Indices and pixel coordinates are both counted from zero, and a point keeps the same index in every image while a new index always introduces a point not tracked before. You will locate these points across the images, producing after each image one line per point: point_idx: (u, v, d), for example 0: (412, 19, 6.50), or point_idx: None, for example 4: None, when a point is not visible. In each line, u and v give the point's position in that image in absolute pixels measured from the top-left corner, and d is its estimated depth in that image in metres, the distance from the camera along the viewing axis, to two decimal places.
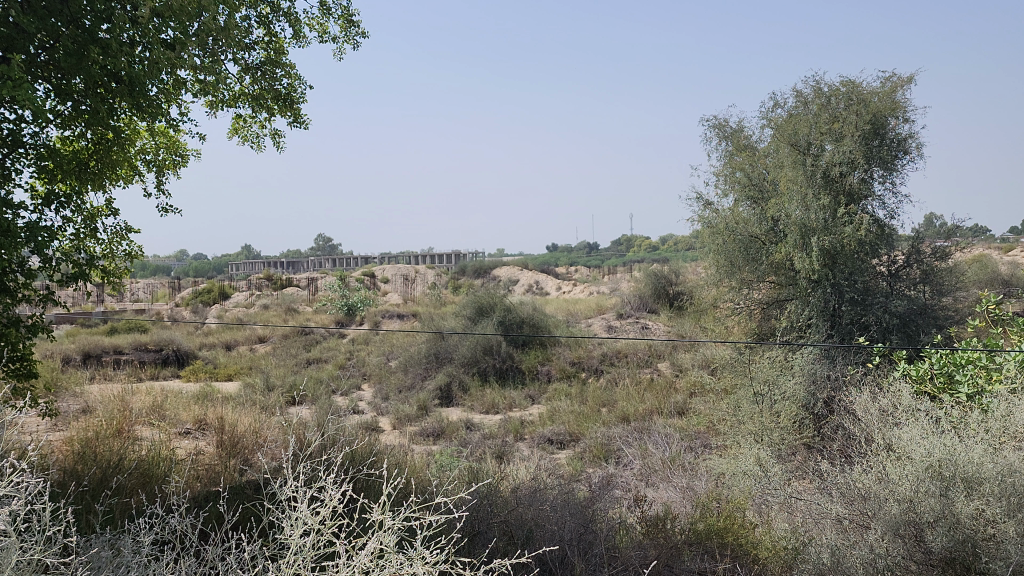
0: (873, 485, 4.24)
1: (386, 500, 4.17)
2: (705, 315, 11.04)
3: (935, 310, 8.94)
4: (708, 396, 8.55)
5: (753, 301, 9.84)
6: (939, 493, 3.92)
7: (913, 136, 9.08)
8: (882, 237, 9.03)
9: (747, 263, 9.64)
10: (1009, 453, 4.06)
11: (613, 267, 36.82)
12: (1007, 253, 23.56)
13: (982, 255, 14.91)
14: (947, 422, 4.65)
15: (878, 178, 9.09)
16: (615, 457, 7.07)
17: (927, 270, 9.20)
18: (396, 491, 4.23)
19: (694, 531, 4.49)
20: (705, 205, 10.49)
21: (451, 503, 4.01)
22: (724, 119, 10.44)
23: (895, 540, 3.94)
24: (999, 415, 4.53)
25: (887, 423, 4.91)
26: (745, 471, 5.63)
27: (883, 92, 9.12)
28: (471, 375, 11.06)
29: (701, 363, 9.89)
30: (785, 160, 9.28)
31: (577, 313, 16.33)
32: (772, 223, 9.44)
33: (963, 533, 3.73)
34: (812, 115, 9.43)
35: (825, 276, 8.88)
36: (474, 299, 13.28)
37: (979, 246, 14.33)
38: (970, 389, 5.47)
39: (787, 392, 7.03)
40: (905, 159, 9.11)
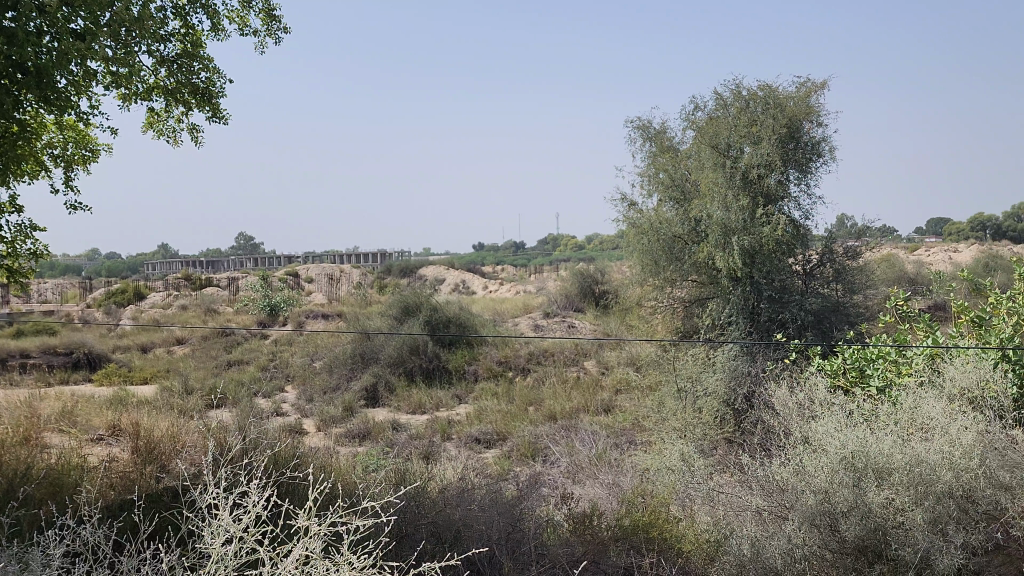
0: (790, 478, 4.36)
1: (311, 505, 4.10)
2: (630, 313, 11.20)
3: (848, 308, 9.29)
4: (633, 393, 8.68)
5: (676, 300, 10.05)
6: (852, 484, 4.06)
7: (826, 139, 9.41)
8: (798, 237, 9.33)
9: (670, 263, 9.82)
10: (917, 443, 4.23)
11: (538, 266, 37.00)
12: (911, 253, 24.64)
13: (891, 254, 15.59)
14: (860, 414, 4.85)
15: (794, 180, 9.39)
16: (542, 455, 7.11)
17: (840, 269, 9.56)
18: (321, 496, 4.14)
19: (621, 527, 4.56)
20: (629, 206, 10.63)
21: (379, 506, 3.98)
22: (647, 120, 10.62)
23: (811, 530, 4.07)
24: (908, 407, 4.74)
25: (805, 416, 5.09)
26: (669, 466, 5.74)
27: (798, 96, 9.44)
28: (397, 375, 10.97)
29: (626, 361, 10.04)
30: (706, 163, 9.50)
31: (504, 313, 16.34)
32: (693, 223, 9.64)
33: (874, 521, 3.91)
34: (732, 118, 9.66)
35: (744, 275, 9.12)
36: (399, 299, 13.17)
37: (889, 246, 14.90)
38: (881, 382, 5.72)
39: (709, 388, 7.19)
40: (818, 162, 9.43)
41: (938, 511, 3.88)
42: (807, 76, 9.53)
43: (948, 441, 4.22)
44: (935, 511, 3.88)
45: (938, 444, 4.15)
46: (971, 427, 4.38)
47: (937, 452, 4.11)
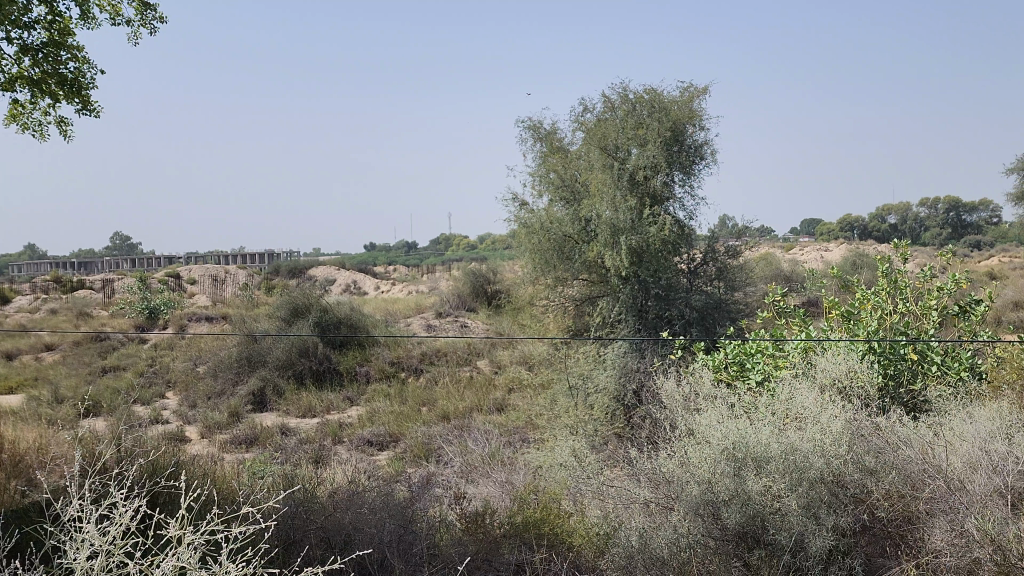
0: (676, 470, 4.50)
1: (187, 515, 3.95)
2: (522, 312, 11.30)
3: (729, 305, 9.68)
4: (526, 391, 8.76)
5: (567, 298, 10.22)
6: (733, 474, 4.24)
7: (708, 142, 9.79)
8: (683, 237, 9.65)
9: (561, 262, 9.96)
10: (792, 433, 4.45)
11: (432, 266, 36.85)
12: (788, 251, 25.91)
13: (768, 253, 16.38)
14: (740, 406, 5.06)
15: (678, 182, 9.72)
16: (435, 455, 7.09)
17: (722, 267, 9.96)
18: (198, 505, 4.00)
19: (513, 524, 4.60)
20: (521, 206, 10.72)
21: (260, 514, 3.89)
22: (538, 121, 10.75)
23: (695, 519, 4.22)
24: (784, 399, 4.97)
25: (690, 409, 5.27)
26: (561, 462, 5.81)
27: (682, 100, 9.77)
28: (286, 379, 10.69)
29: (520, 360, 10.14)
30: (595, 163, 9.69)
31: (396, 313, 16.19)
32: (583, 223, 9.82)
33: (754, 508, 4.09)
34: (619, 121, 9.89)
35: (632, 273, 9.36)
36: (288, 300, 12.84)
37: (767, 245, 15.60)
38: (760, 375, 6.00)
39: (600, 385, 7.33)
40: (700, 164, 9.81)
41: (811, 497, 4.09)
42: (690, 81, 9.88)
43: (820, 430, 4.46)
44: (809, 497, 4.09)
45: (811, 433, 4.40)
46: (840, 416, 4.64)
47: (810, 441, 4.34)
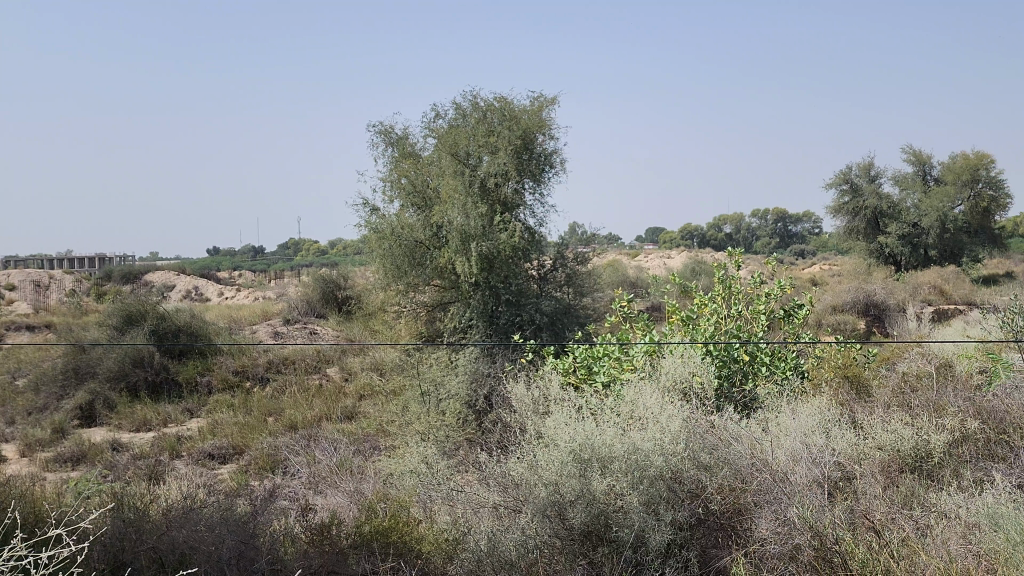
0: (524, 473, 4.55)
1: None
2: (373, 318, 11.15)
3: (577, 310, 9.98)
4: (377, 398, 8.64)
5: (419, 304, 10.20)
6: (578, 474, 4.34)
7: (557, 151, 10.06)
8: (532, 243, 9.85)
9: (412, 267, 9.92)
10: (635, 432, 4.64)
11: (280, 271, 35.68)
12: (633, 258, 26.98)
13: (612, 260, 16.94)
14: (587, 408, 5.20)
15: (529, 190, 9.97)
16: (281, 467, 6.87)
17: (571, 274, 10.23)
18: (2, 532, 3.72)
19: (359, 534, 4.55)
20: (371, 211, 10.55)
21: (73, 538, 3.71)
22: (389, 126, 10.66)
23: (543, 520, 4.29)
24: (629, 401, 5.15)
25: (539, 412, 5.38)
26: (410, 469, 5.73)
27: (531, 110, 9.99)
28: (118, 391, 10.03)
29: (371, 367, 10.01)
30: (446, 170, 9.70)
31: (240, 320, 15.55)
32: (435, 229, 9.88)
33: (597, 507, 4.23)
34: (470, 128, 9.97)
35: (483, 279, 9.44)
36: (120, 307, 12.05)
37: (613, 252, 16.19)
38: (607, 377, 6.22)
39: (452, 392, 7.12)
40: (550, 173, 10.06)
41: (651, 494, 4.26)
42: (539, 91, 10.11)
43: (659, 429, 4.67)
44: (649, 494, 4.26)
45: (652, 433, 4.57)
46: (677, 415, 4.89)
47: (650, 439, 4.53)
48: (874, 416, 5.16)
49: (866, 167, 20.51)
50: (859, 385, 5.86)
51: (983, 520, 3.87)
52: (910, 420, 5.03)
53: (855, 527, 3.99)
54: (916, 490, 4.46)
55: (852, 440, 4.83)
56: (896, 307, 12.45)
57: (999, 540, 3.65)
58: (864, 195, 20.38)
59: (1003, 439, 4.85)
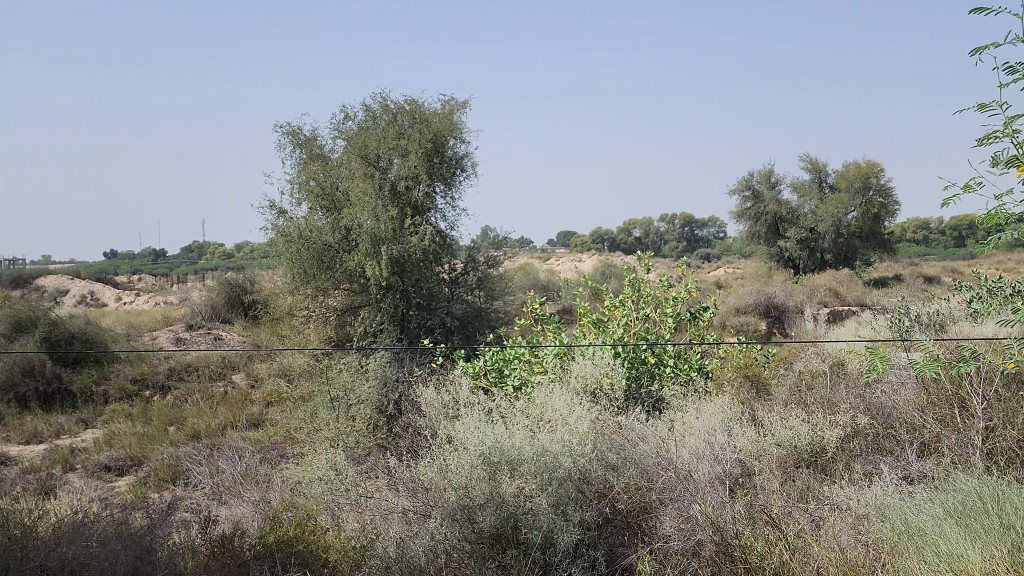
0: (434, 477, 4.53)
1: None
2: (281, 323, 10.90)
3: (488, 313, 10.13)
4: (284, 405, 8.45)
5: (328, 308, 10.03)
6: (487, 477, 4.37)
7: (468, 155, 10.08)
8: (443, 246, 9.83)
9: (321, 271, 9.76)
10: (543, 434, 4.70)
11: (183, 275, 34.51)
12: (544, 260, 27.23)
13: (524, 263, 17.07)
14: (497, 411, 5.22)
15: (440, 193, 9.97)
16: (183, 478, 6.65)
17: (482, 277, 10.28)
18: None
19: (263, 544, 4.42)
20: (278, 214, 10.33)
21: None
22: (296, 127, 10.45)
23: (452, 524, 4.29)
24: (538, 403, 5.20)
25: (449, 416, 5.36)
26: (318, 476, 5.62)
27: (442, 113, 9.98)
28: (6, 403, 9.51)
29: (278, 373, 9.78)
30: (355, 172, 9.57)
31: (140, 326, 14.96)
32: (344, 232, 9.73)
33: (507, 510, 4.24)
34: (380, 130, 9.89)
35: (393, 283, 9.36)
36: (8, 314, 11.42)
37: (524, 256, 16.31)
38: (518, 380, 6.24)
39: (362, 397, 6.96)
40: (461, 176, 10.08)
41: (559, 495, 4.32)
42: (450, 95, 10.11)
43: (568, 431, 4.74)
44: (557, 495, 4.31)
45: (560, 435, 4.65)
46: (586, 417, 4.96)
47: (559, 442, 4.60)
48: (773, 414, 5.35)
49: (767, 174, 21.27)
50: (759, 384, 6.06)
51: (871, 511, 4.06)
52: (806, 417, 5.23)
53: (754, 522, 4.12)
54: (811, 484, 4.64)
55: (752, 437, 4.99)
56: (795, 309, 12.96)
57: (885, 529, 3.84)
58: (765, 201, 21.19)
59: (890, 433, 5.11)
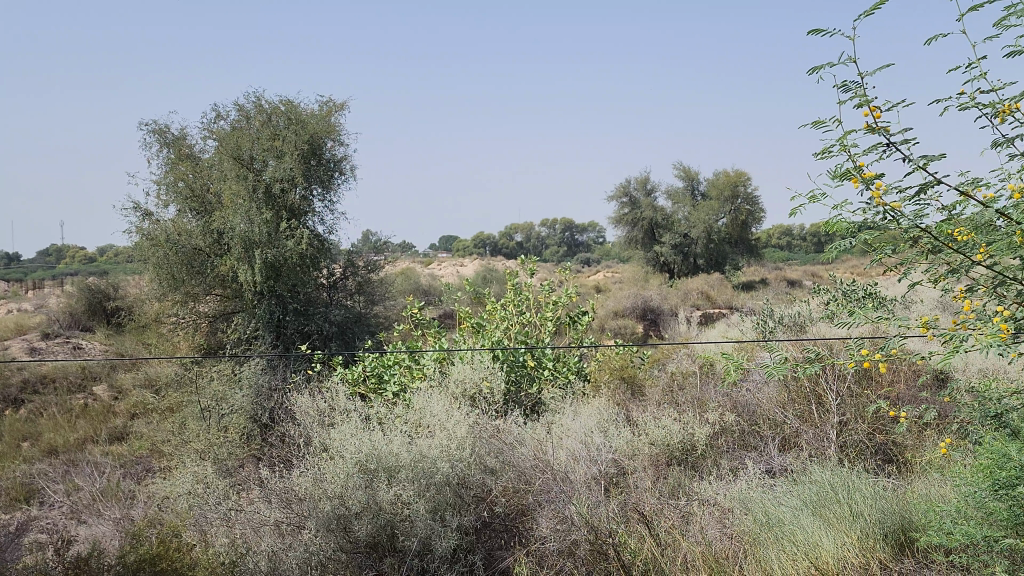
0: (308, 487, 4.41)
1: None
2: (147, 331, 10.39)
3: (368, 318, 10.03)
4: (151, 416, 8.05)
5: (199, 314, 9.64)
6: (364, 486, 4.30)
7: (346, 157, 9.96)
8: (321, 250, 9.64)
9: (191, 276, 9.36)
10: (421, 440, 4.67)
11: (39, 281, 32.32)
12: (426, 264, 27.11)
13: (405, 268, 16.90)
14: (375, 418, 5.14)
15: (317, 197, 9.80)
16: (36, 498, 6.22)
17: (361, 282, 10.17)
18: None
19: (122, 565, 4.18)
20: (144, 217, 9.84)
21: None
22: (163, 125, 10.00)
23: (327, 535, 4.17)
24: (416, 409, 5.16)
25: (324, 424, 5.25)
26: (186, 490, 5.37)
27: (319, 115, 9.81)
28: None
29: (144, 383, 9.31)
30: (227, 174, 9.24)
31: None
32: (216, 236, 9.38)
33: (383, 518, 4.20)
34: (254, 131, 9.59)
35: (269, 288, 9.09)
36: None
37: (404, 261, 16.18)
38: (397, 386, 6.18)
39: (235, 406, 6.73)
40: (339, 179, 9.93)
41: (437, 501, 4.31)
42: (327, 96, 9.95)
43: (446, 436, 4.74)
44: (435, 501, 4.30)
45: (438, 440, 4.64)
46: (464, 422, 4.97)
47: (437, 447, 4.60)
48: (647, 414, 5.51)
49: (643, 181, 21.88)
50: (634, 386, 6.23)
51: (736, 505, 4.24)
52: (677, 416, 5.42)
53: (627, 519, 4.21)
54: (682, 481, 4.80)
55: (627, 437, 5.12)
56: (669, 311, 13.43)
57: (748, 521, 4.01)
58: (641, 208, 21.84)
59: (754, 430, 5.36)
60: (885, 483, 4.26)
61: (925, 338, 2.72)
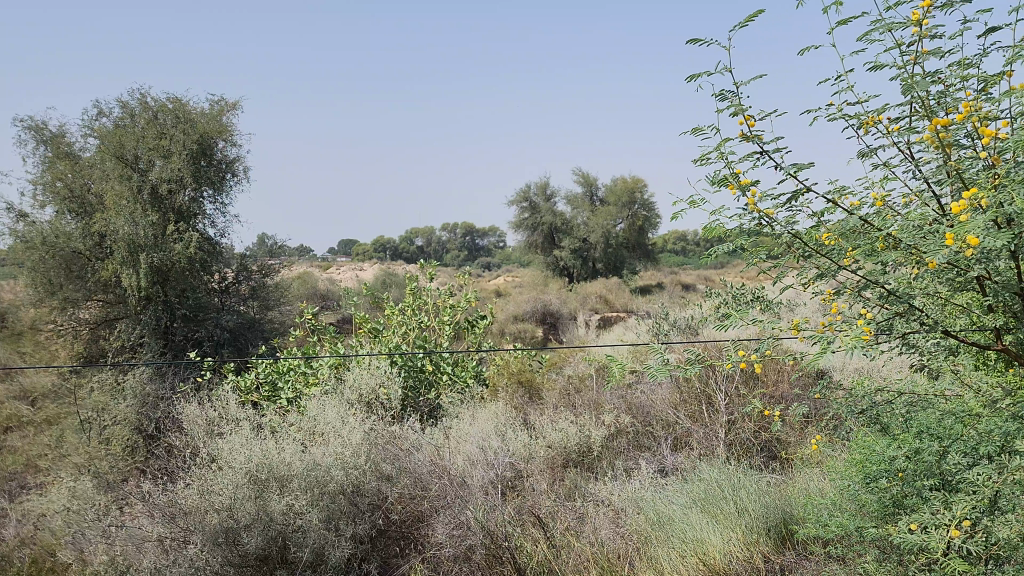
0: (194, 500, 4.23)
1: None
2: (21, 339, 9.79)
3: (262, 324, 9.79)
4: (26, 429, 7.58)
5: (79, 321, 9.14)
6: (254, 497, 4.17)
7: (238, 159, 9.75)
8: (212, 254, 9.34)
9: (70, 281, 8.88)
10: (314, 449, 4.56)
11: None
12: (324, 268, 26.63)
13: (301, 271, 16.53)
14: (266, 427, 4.99)
15: (208, 199, 9.50)
16: None
17: (255, 287, 9.93)
18: None
19: None
20: (18, 218, 9.28)
21: None
22: (40, 121, 9.46)
23: (214, 549, 3.99)
24: (309, 417, 5.05)
25: (212, 433, 5.06)
26: (62, 507, 5.08)
27: (209, 115, 9.55)
28: None
29: (19, 395, 8.77)
30: (110, 173, 8.83)
31: None
32: (97, 238, 8.95)
33: (274, 529, 4.08)
34: (139, 129, 9.19)
35: (155, 293, 8.72)
36: None
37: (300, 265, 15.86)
38: (291, 394, 6.03)
39: (118, 417, 6.41)
40: (230, 180, 9.68)
41: (331, 510, 4.22)
42: (218, 96, 9.69)
43: (340, 444, 4.65)
44: (328, 510, 4.21)
45: (332, 448, 4.55)
46: (359, 428, 4.89)
47: (331, 455, 4.50)
48: (545, 418, 5.55)
49: (543, 186, 22.10)
50: (532, 390, 6.27)
51: (629, 505, 4.32)
52: (573, 418, 5.48)
53: (522, 522, 4.22)
54: (578, 482, 4.86)
55: (524, 440, 5.16)
56: (567, 315, 13.63)
57: (641, 521, 4.10)
58: (541, 212, 22.06)
59: (648, 431, 5.48)
60: (768, 479, 4.43)
61: (793, 340, 2.87)
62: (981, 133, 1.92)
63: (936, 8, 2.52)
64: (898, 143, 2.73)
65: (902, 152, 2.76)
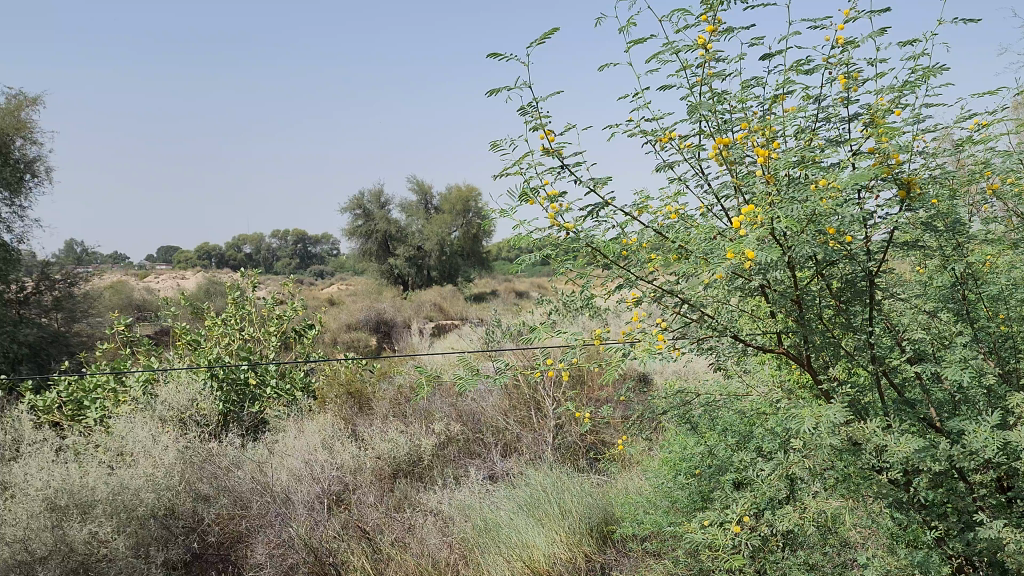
0: None
1: None
2: None
3: (67, 338, 9.02)
4: None
5: None
6: (51, 525, 3.81)
7: (40, 158, 9.00)
8: (7, 261, 8.55)
9: None
10: (122, 470, 4.24)
11: None
12: (140, 277, 24.99)
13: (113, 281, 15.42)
14: (68, 448, 4.61)
15: (4, 201, 8.69)
16: None
17: (59, 297, 9.18)
18: None
19: None
20: None
21: None
22: None
23: None
24: (118, 436, 4.71)
25: (4, 458, 4.62)
26: None
27: (6, 109, 8.76)
28: None
29: None
30: None
31: None
32: None
33: (74, 560, 3.75)
34: None
35: None
36: None
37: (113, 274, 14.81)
38: (99, 412, 5.60)
39: None
40: (30, 181, 8.92)
41: (139, 536, 3.95)
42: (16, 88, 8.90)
43: (152, 464, 4.35)
44: (136, 536, 3.94)
45: (142, 469, 4.25)
46: (173, 446, 4.62)
47: (140, 476, 4.20)
48: (373, 428, 5.47)
49: (377, 194, 21.80)
50: (361, 400, 6.16)
51: (456, 513, 4.32)
52: (403, 428, 5.43)
53: (348, 537, 4.13)
54: (408, 493, 4.80)
55: (352, 452, 5.06)
56: (401, 324, 13.56)
57: (467, 528, 4.10)
58: (376, 220, 21.42)
59: (478, 437, 5.51)
60: (591, 480, 4.57)
61: (594, 345, 3.01)
62: (758, 151, 2.07)
63: (721, 32, 2.71)
64: (688, 158, 2.90)
65: (693, 167, 2.94)
